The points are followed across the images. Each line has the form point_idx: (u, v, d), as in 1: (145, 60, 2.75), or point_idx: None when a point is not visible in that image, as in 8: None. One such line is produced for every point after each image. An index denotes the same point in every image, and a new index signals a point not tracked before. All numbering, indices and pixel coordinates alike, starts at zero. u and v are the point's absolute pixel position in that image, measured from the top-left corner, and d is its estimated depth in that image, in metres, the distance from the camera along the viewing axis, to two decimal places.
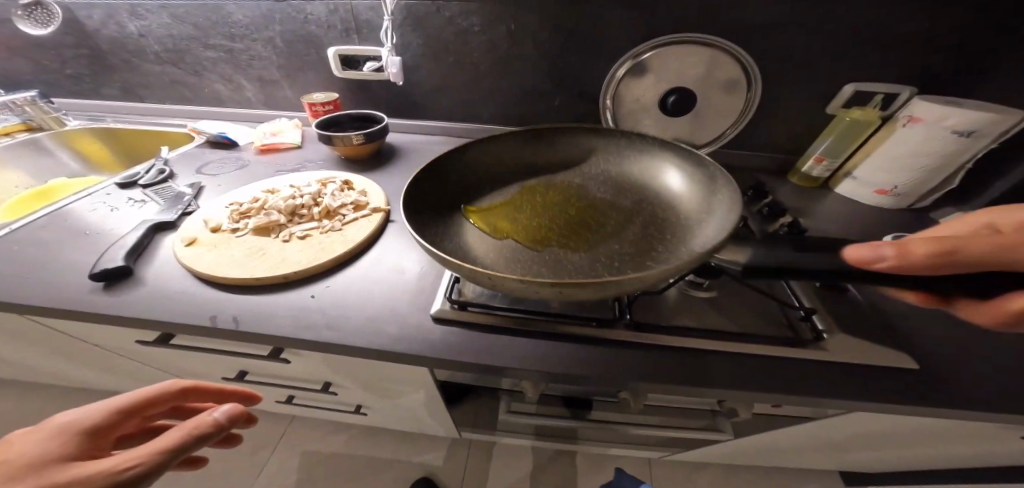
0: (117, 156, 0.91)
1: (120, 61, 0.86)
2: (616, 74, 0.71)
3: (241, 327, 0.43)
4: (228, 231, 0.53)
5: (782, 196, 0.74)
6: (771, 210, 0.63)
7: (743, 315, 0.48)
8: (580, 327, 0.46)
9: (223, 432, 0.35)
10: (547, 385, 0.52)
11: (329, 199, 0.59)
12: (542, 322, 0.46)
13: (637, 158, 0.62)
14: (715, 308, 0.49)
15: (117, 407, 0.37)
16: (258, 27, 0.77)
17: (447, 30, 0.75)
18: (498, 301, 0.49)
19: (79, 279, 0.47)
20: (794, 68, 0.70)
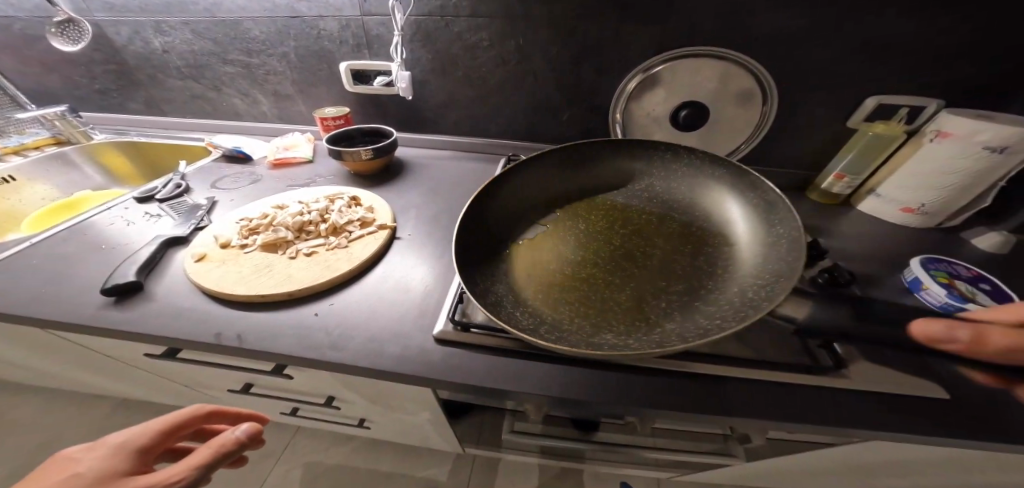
0: (139, 168, 0.95)
1: (144, 76, 0.89)
2: (626, 85, 0.73)
3: (243, 340, 0.44)
4: (236, 246, 0.53)
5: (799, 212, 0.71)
6: None
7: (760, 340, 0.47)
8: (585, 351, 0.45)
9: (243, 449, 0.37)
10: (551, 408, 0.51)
11: (336, 215, 0.58)
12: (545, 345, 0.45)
13: (689, 179, 0.62)
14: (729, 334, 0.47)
15: (160, 428, 0.38)
16: (273, 43, 0.79)
17: (456, 46, 0.75)
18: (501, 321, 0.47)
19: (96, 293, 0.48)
20: (810, 81, 0.68)
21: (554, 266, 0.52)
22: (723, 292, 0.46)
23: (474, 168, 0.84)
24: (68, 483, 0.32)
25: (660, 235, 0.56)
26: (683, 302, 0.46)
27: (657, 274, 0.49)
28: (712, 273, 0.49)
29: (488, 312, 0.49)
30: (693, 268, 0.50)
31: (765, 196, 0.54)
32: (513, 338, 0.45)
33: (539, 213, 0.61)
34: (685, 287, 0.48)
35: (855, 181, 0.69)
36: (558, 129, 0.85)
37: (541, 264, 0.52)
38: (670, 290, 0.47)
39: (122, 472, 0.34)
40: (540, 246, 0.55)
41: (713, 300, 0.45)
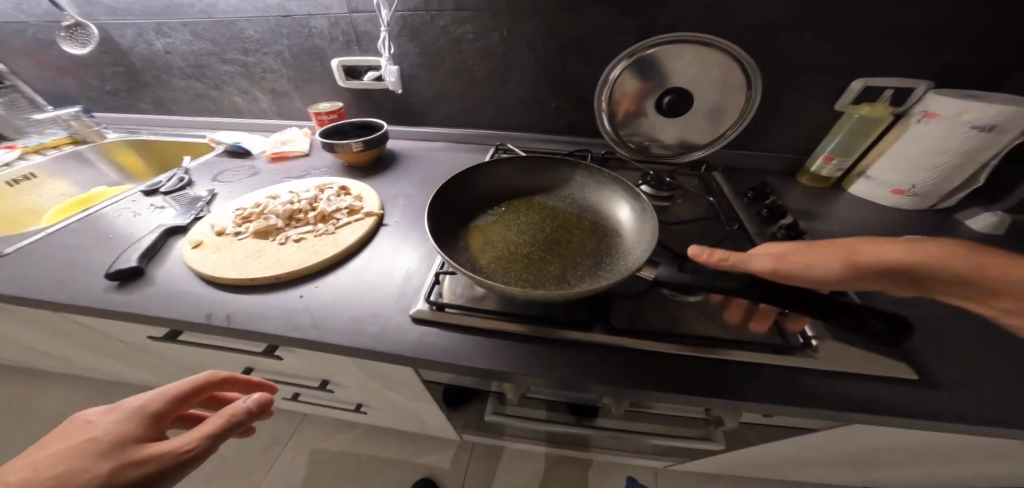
0: (150, 164, 1.00)
1: (151, 78, 0.93)
2: (609, 75, 0.70)
3: (233, 320, 0.47)
4: (228, 233, 0.56)
5: (787, 198, 0.70)
6: (771, 212, 0.60)
7: (733, 321, 0.47)
8: (556, 330, 0.46)
9: (251, 420, 0.39)
10: (529, 389, 0.52)
11: (324, 203, 0.60)
12: (516, 325, 0.46)
13: (591, 177, 0.59)
14: (701, 313, 0.48)
15: (176, 393, 0.40)
16: (268, 41, 0.81)
17: (442, 40, 0.76)
18: (476, 302, 0.49)
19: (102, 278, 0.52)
20: (796, 65, 0.67)
21: (494, 243, 0.51)
22: (603, 277, 0.44)
23: (463, 159, 0.85)
24: (86, 446, 0.33)
25: (566, 226, 0.53)
26: (582, 275, 0.45)
27: (564, 254, 0.48)
28: (603, 254, 0.48)
29: (463, 293, 0.50)
30: (591, 251, 0.49)
31: (638, 194, 0.53)
32: (485, 317, 0.47)
33: (488, 199, 0.58)
34: (587, 265, 0.47)
35: (843, 163, 0.68)
36: (546, 120, 0.85)
37: (485, 241, 0.51)
38: (573, 265, 0.46)
39: (139, 437, 0.36)
40: (488, 229, 0.53)
41: (605, 274, 0.45)
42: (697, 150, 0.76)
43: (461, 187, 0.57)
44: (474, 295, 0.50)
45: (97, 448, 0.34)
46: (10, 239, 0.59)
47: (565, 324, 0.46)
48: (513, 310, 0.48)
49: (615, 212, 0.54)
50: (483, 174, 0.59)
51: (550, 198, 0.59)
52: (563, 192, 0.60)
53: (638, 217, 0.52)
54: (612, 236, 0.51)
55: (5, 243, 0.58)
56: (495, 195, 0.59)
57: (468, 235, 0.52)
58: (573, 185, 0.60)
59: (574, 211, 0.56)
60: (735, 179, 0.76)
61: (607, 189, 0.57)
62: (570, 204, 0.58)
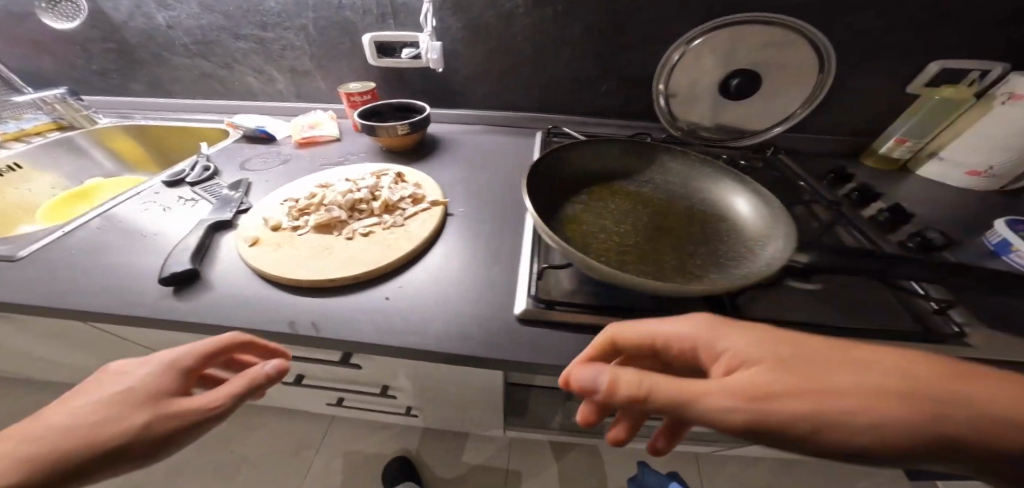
0: (151, 153, 0.90)
1: (148, 55, 0.83)
2: (671, 59, 0.68)
3: (320, 325, 0.41)
4: (286, 229, 0.50)
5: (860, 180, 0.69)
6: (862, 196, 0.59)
7: (865, 309, 0.45)
8: None
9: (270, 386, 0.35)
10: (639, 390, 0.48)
11: (385, 191, 0.54)
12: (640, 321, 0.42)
13: (679, 158, 0.55)
14: (828, 302, 0.45)
15: (186, 368, 0.32)
16: (290, 14, 0.73)
17: (490, 13, 0.70)
18: (587, 298, 0.45)
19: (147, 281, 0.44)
20: (870, 44, 0.64)
21: (596, 232, 0.46)
22: (735, 266, 0.40)
23: (509, 142, 0.78)
24: (119, 397, 0.29)
25: (666, 211, 0.49)
26: (707, 265, 0.42)
27: (677, 243, 0.45)
28: (718, 241, 0.45)
29: (569, 289, 0.46)
30: (704, 239, 0.45)
31: (740, 175, 0.49)
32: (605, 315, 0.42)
33: (572, 184, 0.53)
34: (705, 254, 0.43)
35: (917, 145, 0.67)
36: (597, 102, 0.80)
37: (586, 231, 0.46)
38: (692, 255, 0.43)
39: (170, 391, 0.31)
40: (583, 216, 0.49)
41: (731, 262, 0.42)
42: (762, 132, 0.74)
43: (546, 172, 0.52)
44: (582, 292, 0.46)
45: (128, 399, 0.29)
46: (15, 237, 0.50)
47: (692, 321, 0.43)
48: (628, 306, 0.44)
49: (713, 195, 0.51)
50: (566, 154, 0.54)
51: (632, 182, 0.55)
52: (645, 177, 0.55)
53: (743, 199, 0.48)
54: (718, 221, 0.48)
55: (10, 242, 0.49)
56: (578, 180, 0.54)
57: (566, 224, 0.47)
58: (659, 166, 0.56)
59: (664, 196, 0.52)
60: (802, 162, 0.73)
61: (700, 171, 0.53)
62: (661, 187, 0.53)
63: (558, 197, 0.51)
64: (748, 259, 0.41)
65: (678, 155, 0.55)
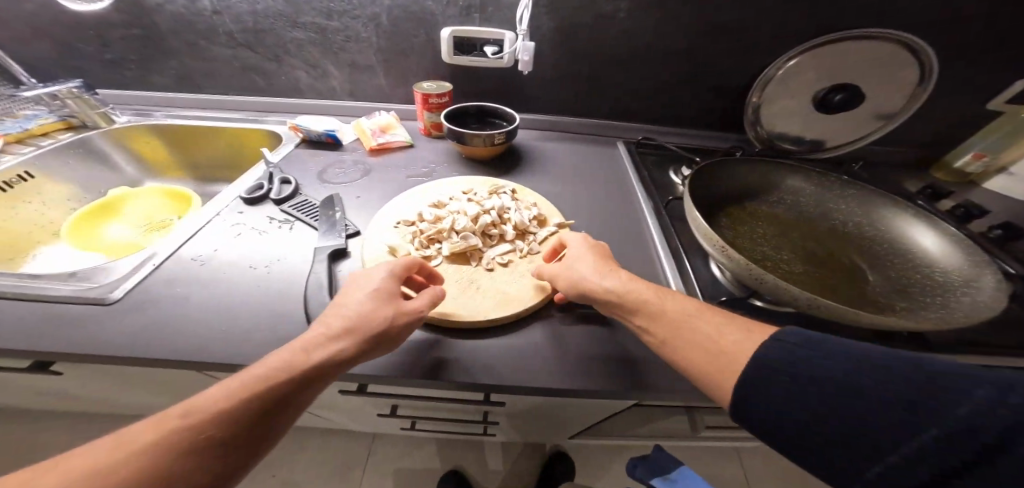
0: (176, 157, 0.78)
1: (179, 43, 0.72)
2: (768, 74, 0.69)
3: (494, 367, 0.37)
4: (419, 260, 0.45)
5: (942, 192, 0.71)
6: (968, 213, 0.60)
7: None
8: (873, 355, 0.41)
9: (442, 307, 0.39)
10: None
11: (513, 213, 0.50)
12: None
13: (818, 179, 0.55)
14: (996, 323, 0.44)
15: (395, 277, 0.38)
16: (363, 2, 0.65)
17: (587, 12, 0.65)
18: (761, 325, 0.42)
19: (280, 326, 0.39)
20: (961, 61, 0.66)
21: (763, 258, 0.46)
22: (919, 292, 0.42)
23: (593, 151, 0.74)
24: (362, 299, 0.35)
25: (819, 236, 0.50)
26: (889, 293, 0.43)
27: (847, 270, 0.46)
28: (887, 266, 0.46)
29: (737, 317, 0.43)
30: (870, 264, 0.47)
31: (890, 200, 0.51)
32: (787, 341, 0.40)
33: (721, 205, 0.52)
34: (879, 280, 0.45)
35: (995, 160, 0.71)
36: (680, 109, 0.77)
37: (756, 258, 0.46)
38: (869, 283, 0.44)
39: (392, 294, 0.36)
40: (745, 240, 0.48)
41: (914, 288, 0.43)
42: (848, 144, 0.75)
43: (700, 192, 0.51)
44: (746, 313, 0.44)
45: (367, 302, 0.34)
46: (97, 275, 0.43)
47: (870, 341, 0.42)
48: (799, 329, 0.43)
49: (862, 217, 0.52)
50: (712, 174, 0.53)
51: (767, 204, 0.54)
52: (778, 197, 0.55)
53: (896, 225, 0.50)
54: (876, 245, 0.49)
55: (94, 281, 0.42)
56: (724, 201, 0.53)
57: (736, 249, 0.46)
58: (797, 186, 0.56)
59: (805, 218, 0.53)
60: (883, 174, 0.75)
61: (844, 192, 0.54)
62: (804, 209, 0.54)
63: (712, 217, 0.50)
64: (928, 285, 0.42)
65: (811, 177, 0.55)
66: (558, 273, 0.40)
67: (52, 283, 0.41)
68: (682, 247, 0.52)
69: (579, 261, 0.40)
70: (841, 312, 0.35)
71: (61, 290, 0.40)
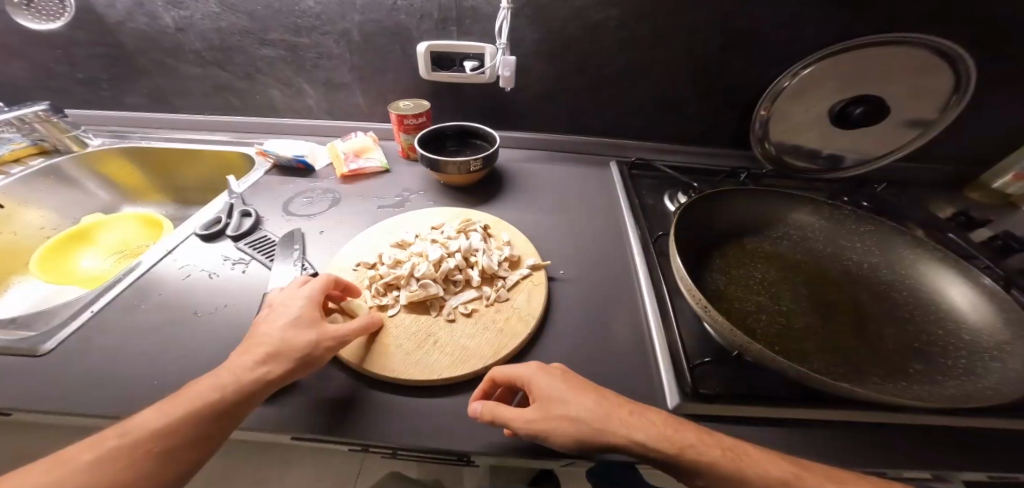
0: (152, 180, 0.77)
1: (149, 62, 0.70)
2: (780, 85, 0.62)
3: (431, 430, 0.32)
4: (371, 310, 0.40)
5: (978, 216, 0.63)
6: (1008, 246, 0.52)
7: None
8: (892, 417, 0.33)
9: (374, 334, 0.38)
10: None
11: (480, 256, 0.45)
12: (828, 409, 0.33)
13: (827, 212, 0.49)
14: None
15: (315, 300, 0.36)
16: (332, 17, 0.62)
17: (571, 23, 0.60)
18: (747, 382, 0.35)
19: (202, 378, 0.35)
20: (999, 67, 0.58)
21: (757, 304, 0.40)
22: (940, 353, 0.35)
23: (582, 175, 0.69)
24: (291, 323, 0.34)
25: (828, 279, 0.43)
26: (910, 352, 0.35)
27: (858, 322, 0.39)
28: (909, 319, 0.39)
29: (721, 371, 0.36)
30: (888, 315, 0.39)
31: (916, 238, 0.44)
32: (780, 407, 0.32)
33: (713, 240, 0.46)
34: (900, 336, 0.37)
35: None
36: (679, 124, 0.70)
37: (746, 303, 0.40)
38: (886, 338, 0.37)
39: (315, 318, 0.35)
40: (735, 280, 0.42)
41: (942, 349, 0.35)
42: (869, 162, 0.68)
43: (688, 226, 0.45)
44: (731, 374, 0.36)
45: (296, 327, 0.33)
46: (37, 322, 0.38)
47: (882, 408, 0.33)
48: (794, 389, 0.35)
49: (879, 258, 0.45)
50: (710, 201, 0.47)
51: (768, 240, 0.48)
52: (783, 231, 0.49)
53: (922, 268, 0.43)
54: (897, 292, 0.42)
55: (30, 329, 0.38)
56: (717, 234, 0.47)
57: (723, 294, 0.40)
58: (802, 220, 0.49)
59: (812, 257, 0.46)
60: (908, 195, 0.67)
61: (858, 231, 0.47)
62: (810, 246, 0.47)
63: (697, 251, 0.44)
64: (954, 346, 0.35)
65: (821, 209, 0.49)
66: (542, 424, 0.29)
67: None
68: (669, 285, 0.46)
69: (559, 395, 0.30)
70: (845, 388, 0.28)
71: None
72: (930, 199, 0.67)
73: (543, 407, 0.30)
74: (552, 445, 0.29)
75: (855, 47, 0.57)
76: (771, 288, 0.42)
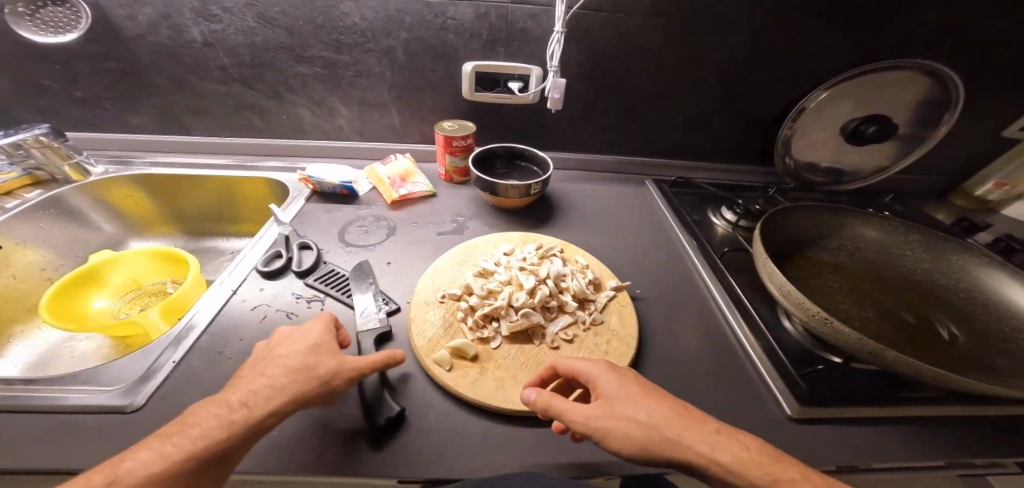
0: (162, 209, 0.71)
1: (165, 78, 0.64)
2: (802, 106, 0.66)
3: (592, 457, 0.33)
4: (474, 343, 0.40)
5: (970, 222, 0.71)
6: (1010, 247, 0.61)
7: None
8: (968, 410, 0.38)
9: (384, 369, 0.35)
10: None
11: (570, 280, 0.46)
12: (920, 407, 0.38)
13: (878, 223, 0.54)
14: None
15: (325, 330, 0.35)
16: (378, 35, 0.60)
17: (620, 46, 0.62)
18: (847, 386, 0.39)
19: (336, 427, 0.33)
20: (990, 92, 0.66)
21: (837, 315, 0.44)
22: (1021, 349, 0.40)
23: (624, 193, 0.72)
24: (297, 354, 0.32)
25: (888, 288, 0.49)
26: (980, 351, 0.41)
27: (924, 326, 0.44)
28: (969, 320, 0.44)
29: (823, 378, 0.40)
30: (949, 318, 0.45)
31: (966, 246, 0.49)
32: (885, 407, 0.37)
33: (783, 255, 0.50)
34: (966, 337, 0.43)
35: (1015, 189, 0.72)
36: (710, 142, 0.74)
37: None
38: (955, 341, 0.42)
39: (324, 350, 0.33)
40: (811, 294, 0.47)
41: (1009, 348, 0.41)
42: (877, 173, 0.74)
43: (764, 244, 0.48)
44: (838, 379, 0.40)
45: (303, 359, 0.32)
46: (106, 374, 0.35)
47: (961, 400, 0.39)
48: (890, 389, 0.39)
49: (932, 265, 0.50)
50: (775, 219, 0.51)
51: (828, 251, 0.53)
52: (838, 244, 0.54)
53: (976, 272, 0.47)
54: (952, 297, 0.47)
55: (103, 383, 0.34)
56: (785, 250, 0.51)
57: None
58: (857, 232, 0.54)
59: (868, 267, 0.51)
60: (910, 205, 0.75)
61: (911, 239, 0.52)
62: (865, 256, 0.53)
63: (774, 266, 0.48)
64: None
65: (873, 221, 0.54)
66: (603, 421, 0.29)
67: (49, 389, 0.33)
68: (746, 299, 0.49)
69: (628, 397, 0.30)
70: (967, 388, 0.31)
71: (64, 398, 0.33)
72: (926, 206, 0.76)
73: (605, 405, 0.30)
74: (609, 446, 0.29)
75: (862, 71, 0.62)
76: (841, 299, 0.47)
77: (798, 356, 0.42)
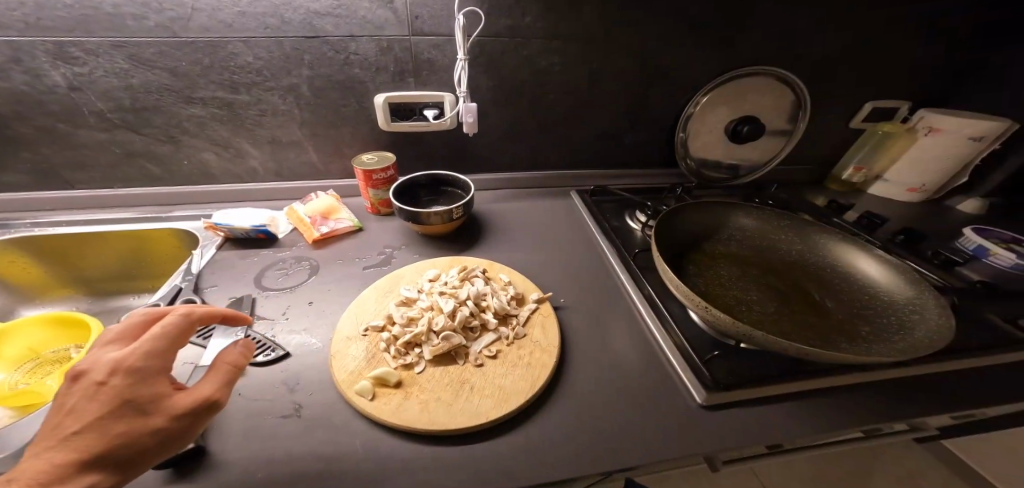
0: (55, 273, 0.64)
1: (30, 128, 0.58)
2: (688, 111, 0.74)
3: (516, 468, 0.34)
4: (397, 371, 0.41)
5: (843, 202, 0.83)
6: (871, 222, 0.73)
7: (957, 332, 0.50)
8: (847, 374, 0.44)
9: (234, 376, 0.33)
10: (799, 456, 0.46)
11: (490, 299, 0.49)
12: (806, 379, 0.43)
13: (759, 215, 0.62)
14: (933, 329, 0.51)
15: (138, 355, 0.29)
16: (277, 73, 0.59)
17: (523, 70, 0.66)
18: (742, 367, 0.44)
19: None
20: (837, 89, 0.77)
21: (729, 301, 0.50)
22: (878, 315, 0.47)
23: (550, 206, 0.75)
24: (107, 399, 0.27)
25: (774, 270, 0.56)
26: (846, 318, 0.48)
27: (804, 301, 0.51)
28: (838, 292, 0.52)
29: (722, 364, 0.45)
30: (823, 291, 0.52)
31: (827, 230, 0.58)
32: (776, 382, 0.42)
33: (682, 253, 0.56)
34: (838, 308, 0.50)
35: (869, 171, 0.86)
36: (621, 150, 0.80)
37: (724, 301, 0.50)
38: (829, 312, 0.49)
39: (150, 384, 0.28)
40: (710, 284, 0.52)
41: (868, 313, 0.48)
42: (761, 165, 0.84)
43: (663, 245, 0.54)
44: (734, 362, 0.45)
45: (120, 408, 0.27)
46: None
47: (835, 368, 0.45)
48: (778, 364, 0.45)
49: (805, 248, 0.59)
50: (670, 220, 0.57)
51: (722, 242, 0.60)
52: (729, 236, 0.61)
53: (837, 251, 0.57)
54: (824, 273, 0.55)
55: None
56: (684, 247, 0.57)
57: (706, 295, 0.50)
58: (744, 224, 0.62)
59: (756, 253, 0.58)
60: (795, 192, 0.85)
61: (786, 228, 0.60)
62: (754, 244, 0.60)
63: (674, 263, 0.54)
64: (877, 308, 0.48)
65: (754, 214, 0.62)
66: None
67: None
68: (655, 295, 0.54)
69: None
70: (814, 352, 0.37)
71: None
72: (809, 192, 0.87)
73: None
74: None
75: (730, 78, 0.71)
76: (734, 285, 0.53)
77: (700, 344, 0.47)
